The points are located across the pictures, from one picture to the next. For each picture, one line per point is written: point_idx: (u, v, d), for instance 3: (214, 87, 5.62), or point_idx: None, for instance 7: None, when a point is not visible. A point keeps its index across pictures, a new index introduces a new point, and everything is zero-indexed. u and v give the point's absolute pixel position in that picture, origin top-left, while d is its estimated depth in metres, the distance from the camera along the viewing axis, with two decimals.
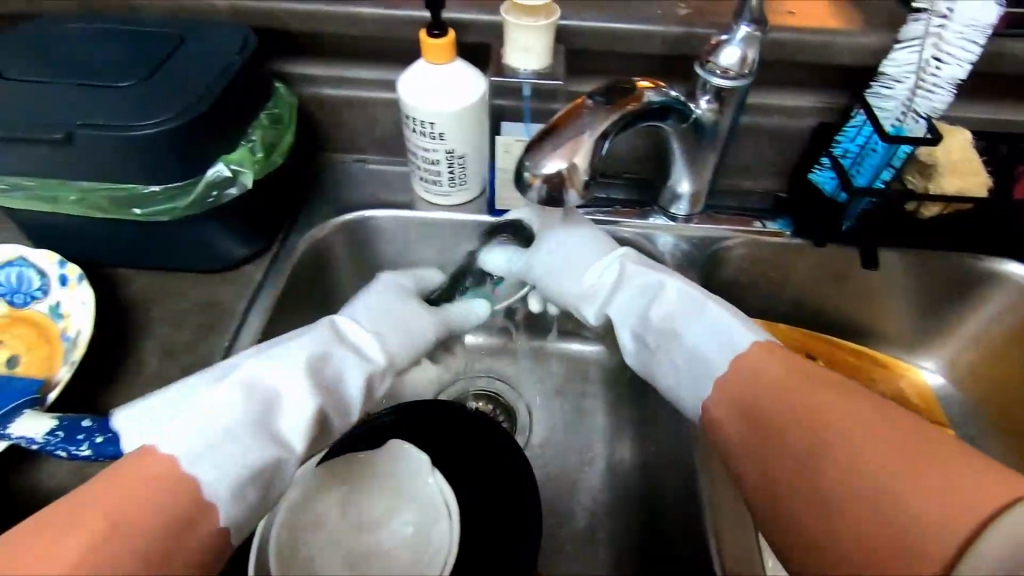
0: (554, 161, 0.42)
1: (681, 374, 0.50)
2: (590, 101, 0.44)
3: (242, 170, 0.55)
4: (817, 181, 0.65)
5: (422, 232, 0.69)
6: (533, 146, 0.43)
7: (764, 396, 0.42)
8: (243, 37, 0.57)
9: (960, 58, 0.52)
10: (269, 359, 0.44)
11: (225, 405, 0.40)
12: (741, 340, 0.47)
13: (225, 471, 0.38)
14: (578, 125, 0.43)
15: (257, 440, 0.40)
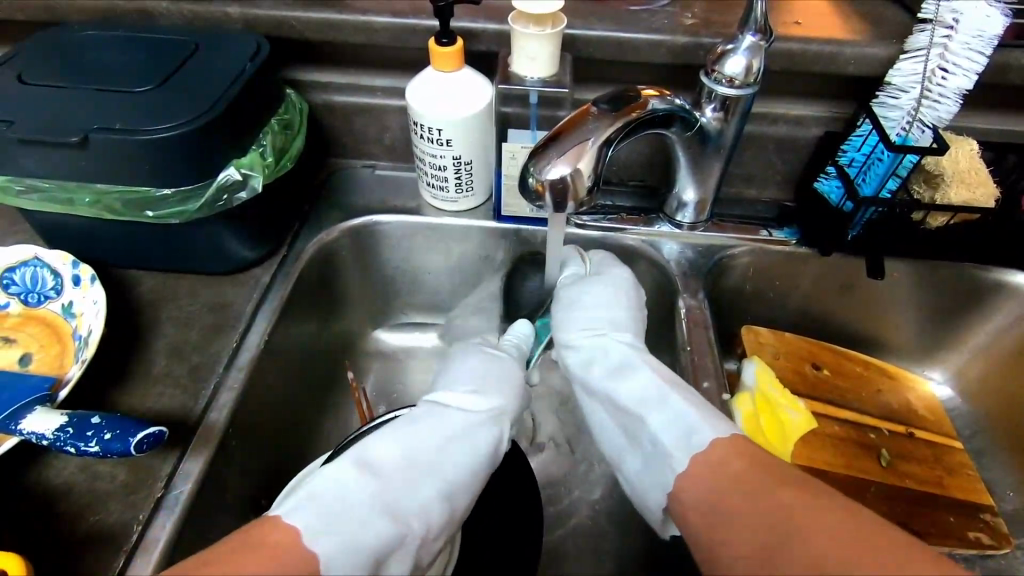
0: (558, 166, 0.43)
1: (648, 460, 0.48)
2: (595, 108, 0.45)
3: (253, 175, 0.56)
4: (823, 190, 0.66)
5: (428, 238, 0.70)
6: (538, 152, 0.43)
7: (725, 494, 0.39)
8: (256, 45, 0.59)
9: (966, 69, 0.53)
10: (385, 435, 0.44)
11: (347, 483, 0.40)
12: (702, 437, 0.44)
13: (346, 548, 0.37)
14: (581, 132, 0.43)
15: (382, 513, 0.40)
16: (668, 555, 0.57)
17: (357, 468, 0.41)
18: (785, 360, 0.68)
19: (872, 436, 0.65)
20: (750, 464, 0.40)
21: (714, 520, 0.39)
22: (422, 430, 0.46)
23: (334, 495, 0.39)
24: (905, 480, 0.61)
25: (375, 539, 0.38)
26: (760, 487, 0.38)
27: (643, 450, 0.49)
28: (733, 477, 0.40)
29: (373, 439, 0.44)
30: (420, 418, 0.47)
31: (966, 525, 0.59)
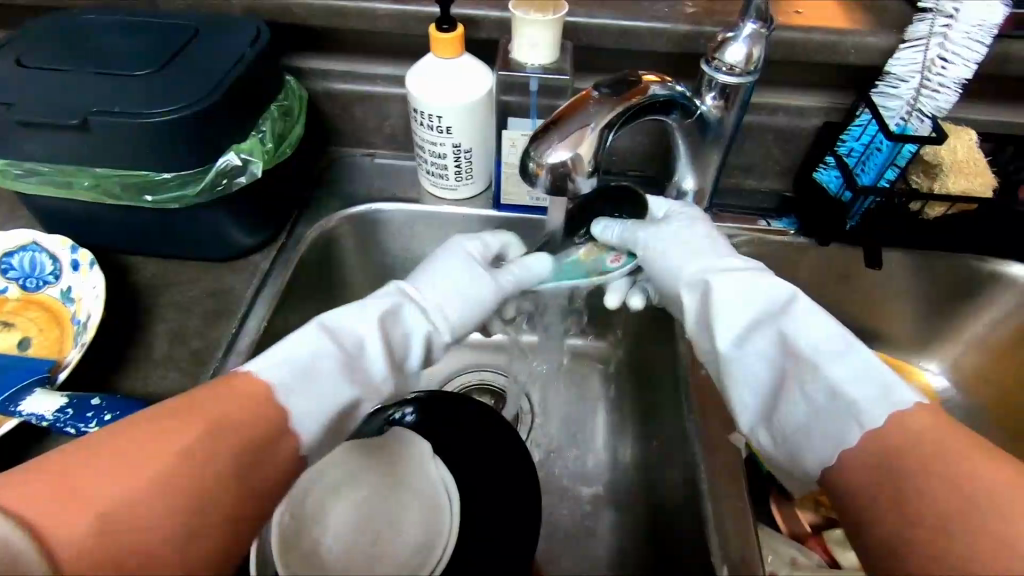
0: (559, 151, 0.43)
1: (817, 409, 0.45)
2: (596, 93, 0.45)
3: (252, 160, 0.56)
4: (821, 180, 0.66)
5: (428, 226, 0.70)
6: (539, 136, 0.43)
7: (899, 443, 0.39)
8: (256, 30, 0.59)
9: (966, 58, 0.53)
10: (343, 312, 0.46)
11: (307, 342, 0.42)
12: (902, 397, 0.41)
13: (310, 399, 0.40)
14: (582, 117, 0.43)
15: (337, 371, 0.42)
16: (666, 540, 0.58)
17: (322, 334, 0.43)
18: None
19: None
20: (943, 428, 0.39)
21: (883, 474, 0.39)
22: (384, 308, 0.47)
23: (293, 357, 0.41)
24: None
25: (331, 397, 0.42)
26: (942, 443, 0.38)
27: (801, 398, 0.46)
28: (915, 435, 0.39)
29: (337, 317, 0.46)
30: (387, 301, 0.48)
31: None
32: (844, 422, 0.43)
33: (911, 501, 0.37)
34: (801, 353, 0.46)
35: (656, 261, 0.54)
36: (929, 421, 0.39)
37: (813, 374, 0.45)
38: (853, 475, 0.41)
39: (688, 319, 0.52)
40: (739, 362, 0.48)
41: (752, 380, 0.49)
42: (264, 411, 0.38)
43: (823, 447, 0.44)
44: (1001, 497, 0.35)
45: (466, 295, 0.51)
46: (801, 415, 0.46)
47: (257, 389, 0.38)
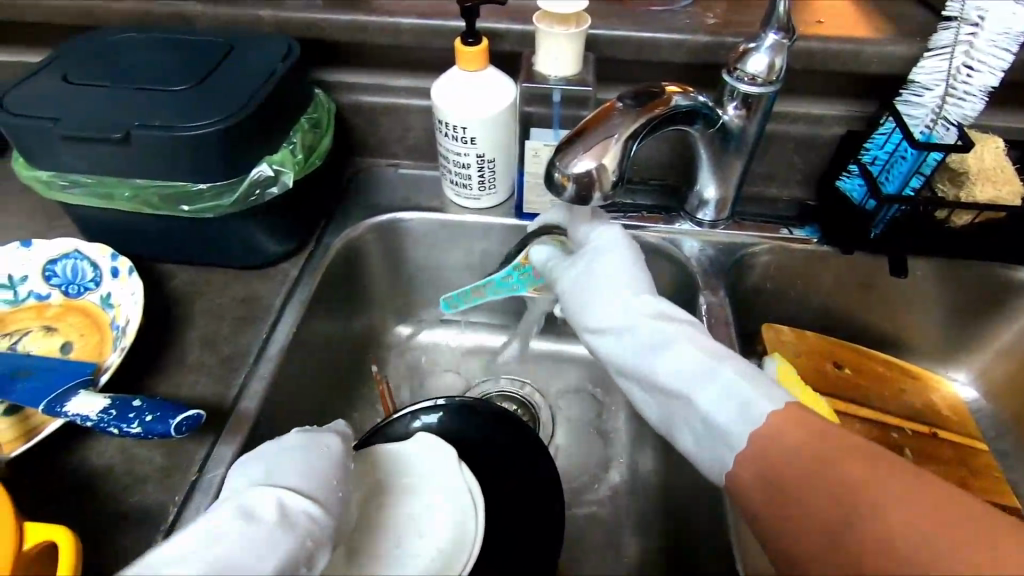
0: (584, 161, 0.42)
1: (701, 442, 0.43)
2: (619, 105, 0.45)
3: (284, 170, 0.58)
4: (844, 188, 0.65)
5: (450, 235, 0.71)
6: (563, 147, 0.43)
7: (776, 463, 0.38)
8: (286, 46, 0.61)
9: (992, 66, 0.53)
10: (235, 530, 0.34)
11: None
12: (759, 409, 0.40)
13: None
14: (606, 128, 0.43)
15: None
16: (685, 549, 0.58)
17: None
18: (807, 358, 0.66)
19: (895, 436, 0.64)
20: (821, 442, 0.37)
21: (774, 498, 0.37)
22: (283, 539, 0.35)
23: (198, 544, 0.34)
24: None
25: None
26: (824, 456, 0.36)
27: (690, 425, 0.44)
28: (798, 451, 0.37)
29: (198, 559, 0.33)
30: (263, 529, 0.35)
31: None
32: (720, 447, 0.42)
33: (792, 518, 0.36)
34: (673, 376, 0.45)
35: (581, 304, 0.52)
36: (795, 432, 0.38)
37: (684, 407, 0.44)
38: (751, 511, 0.39)
39: (630, 396, 0.49)
40: (653, 404, 0.47)
41: (655, 414, 0.47)
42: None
43: (712, 470, 0.43)
44: (876, 501, 0.34)
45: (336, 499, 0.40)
46: (690, 441, 0.44)
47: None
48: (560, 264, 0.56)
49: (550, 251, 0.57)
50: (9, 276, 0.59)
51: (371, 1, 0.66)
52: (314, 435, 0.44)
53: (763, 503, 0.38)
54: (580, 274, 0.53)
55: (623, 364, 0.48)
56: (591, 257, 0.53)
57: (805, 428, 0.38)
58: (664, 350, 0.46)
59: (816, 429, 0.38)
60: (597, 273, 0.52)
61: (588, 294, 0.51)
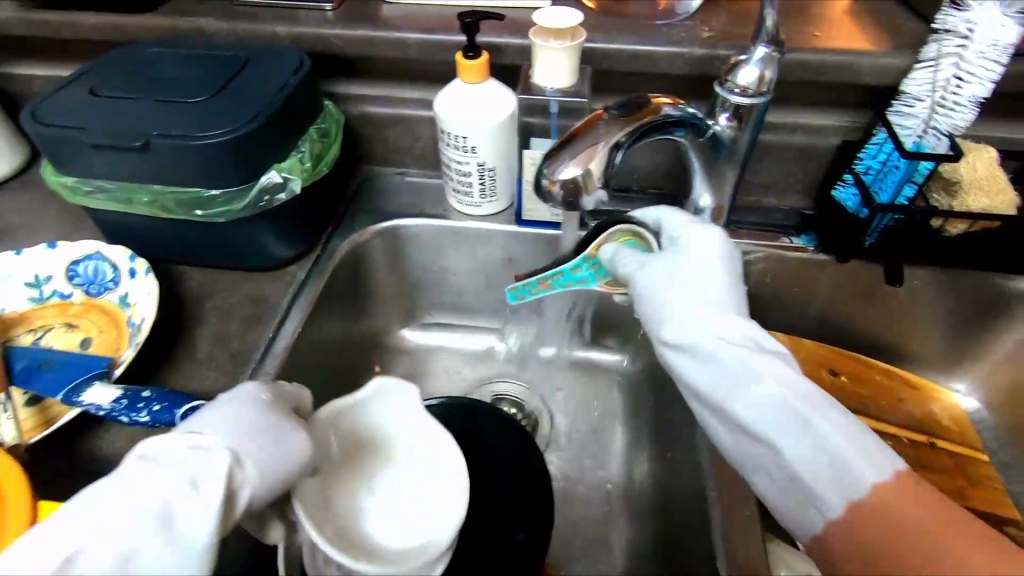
0: (570, 168, 0.44)
1: (783, 486, 0.46)
2: (606, 113, 0.45)
3: (292, 178, 0.61)
4: (838, 197, 0.66)
5: (454, 241, 0.74)
6: (550, 155, 0.44)
7: (857, 525, 0.42)
8: (299, 60, 0.64)
9: (982, 76, 0.54)
10: (93, 503, 0.33)
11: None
12: (861, 478, 0.42)
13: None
14: (592, 135, 0.44)
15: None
16: (675, 549, 0.58)
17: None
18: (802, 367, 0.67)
19: (891, 444, 0.64)
20: (919, 508, 0.41)
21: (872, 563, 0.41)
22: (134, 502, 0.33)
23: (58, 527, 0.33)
24: None
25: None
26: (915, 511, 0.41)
27: (768, 468, 0.47)
28: (898, 515, 0.41)
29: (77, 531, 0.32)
30: (153, 493, 0.33)
31: None
32: (802, 497, 0.45)
33: None
34: (760, 420, 0.46)
35: (656, 313, 0.52)
36: (896, 494, 0.42)
37: (766, 454, 0.46)
38: (832, 556, 0.44)
39: (697, 412, 0.51)
40: (730, 437, 0.49)
41: (725, 441, 0.49)
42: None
43: (794, 514, 0.46)
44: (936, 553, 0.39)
45: (272, 448, 0.39)
46: (767, 476, 0.47)
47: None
48: (638, 263, 0.54)
49: (618, 251, 0.56)
50: (36, 276, 0.62)
51: (380, 17, 0.69)
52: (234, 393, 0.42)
53: (848, 545, 0.42)
54: (652, 275, 0.52)
55: (708, 392, 0.49)
56: (672, 259, 0.53)
57: (905, 491, 0.42)
58: (754, 387, 0.47)
59: (924, 501, 0.41)
60: (664, 286, 0.52)
61: (665, 303, 0.51)
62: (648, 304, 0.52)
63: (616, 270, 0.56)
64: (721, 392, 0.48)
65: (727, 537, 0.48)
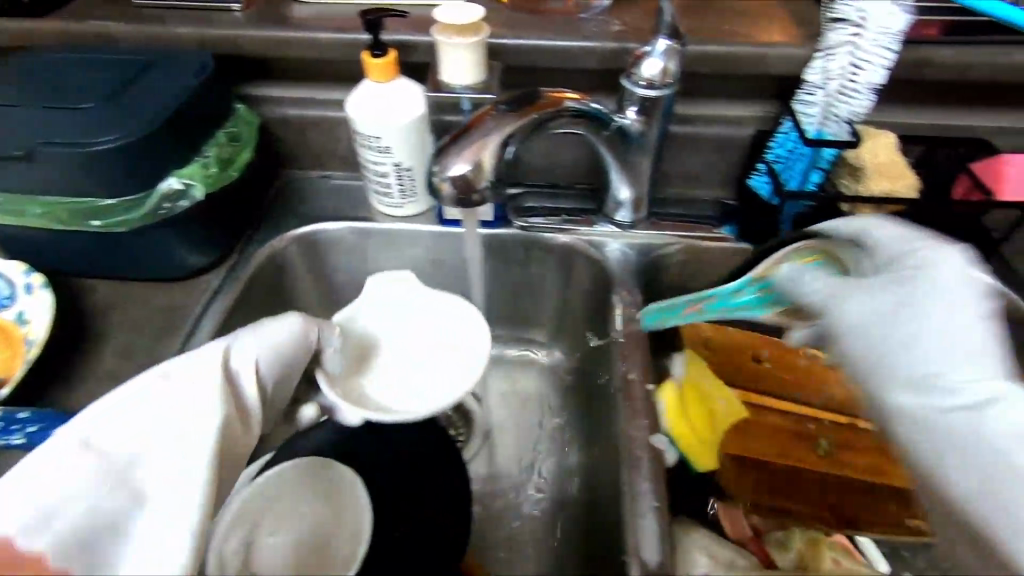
0: (459, 164, 0.43)
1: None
2: (495, 109, 0.45)
3: (193, 184, 0.59)
4: (753, 186, 0.67)
5: (377, 243, 0.72)
6: (438, 153, 0.44)
7: None
8: (202, 63, 0.62)
9: (875, 64, 0.55)
10: (132, 410, 0.40)
11: (63, 475, 0.37)
12: None
13: (70, 543, 0.35)
14: (481, 132, 0.44)
15: (113, 521, 0.37)
16: (597, 546, 0.58)
17: (123, 519, 0.37)
18: (724, 355, 0.65)
19: (812, 426, 0.63)
20: None
21: None
22: (175, 418, 0.41)
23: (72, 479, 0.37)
24: (847, 471, 0.61)
25: (73, 512, 0.36)
26: None
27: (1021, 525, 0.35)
28: None
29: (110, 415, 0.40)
30: (184, 414, 0.41)
31: (906, 512, 0.60)
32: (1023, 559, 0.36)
33: None
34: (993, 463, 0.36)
35: (883, 357, 0.41)
36: None
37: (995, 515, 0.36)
38: None
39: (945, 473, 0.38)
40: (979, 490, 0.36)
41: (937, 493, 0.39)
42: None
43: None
44: None
45: (269, 343, 0.49)
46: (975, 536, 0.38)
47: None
48: (844, 293, 0.46)
49: (806, 277, 0.52)
50: None
51: (291, 17, 0.68)
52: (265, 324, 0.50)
53: None
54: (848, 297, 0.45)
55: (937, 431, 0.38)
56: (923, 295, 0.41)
57: None
58: (986, 426, 0.36)
59: None
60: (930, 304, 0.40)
61: (873, 329, 0.42)
62: (883, 349, 0.41)
63: (798, 294, 0.53)
64: (934, 431, 0.38)
65: (635, 526, 0.47)
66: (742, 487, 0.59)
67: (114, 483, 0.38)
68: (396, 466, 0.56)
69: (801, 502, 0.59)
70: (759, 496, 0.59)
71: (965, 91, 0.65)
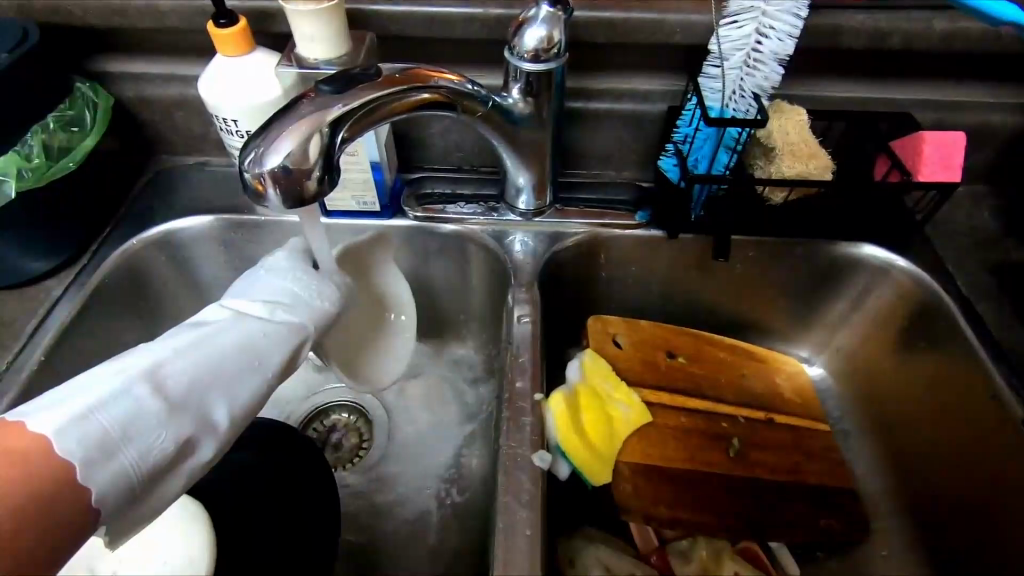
0: (274, 155, 0.37)
1: None
2: (314, 92, 0.39)
3: (5, 179, 0.51)
4: (663, 168, 0.62)
5: (255, 238, 0.65)
6: (247, 144, 0.37)
7: None
8: (21, 31, 0.53)
9: (781, 32, 0.50)
10: (189, 343, 0.41)
11: (128, 400, 0.35)
12: None
13: (129, 474, 0.34)
14: (296, 116, 0.38)
15: (172, 452, 0.36)
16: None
17: (180, 452, 0.37)
18: (632, 350, 0.62)
19: (724, 425, 0.60)
20: None
21: None
22: (229, 364, 0.41)
23: (116, 397, 0.35)
24: (753, 469, 0.58)
25: (137, 446, 0.35)
26: None
27: None
28: None
29: (167, 349, 0.39)
30: (237, 361, 0.42)
31: (818, 514, 0.56)
32: None
33: None
34: None
35: None
36: None
37: None
38: None
39: None
40: None
41: None
42: (53, 467, 0.31)
43: None
44: None
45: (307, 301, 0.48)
46: None
47: (26, 444, 0.31)
48: None
49: None
50: None
51: None
52: (286, 275, 0.49)
53: None
54: None
55: None
56: None
57: None
58: None
59: None
60: None
61: None
62: None
63: None
64: None
65: (504, 555, 0.43)
66: (638, 498, 0.54)
67: (173, 416, 0.37)
68: (257, 490, 0.50)
69: (703, 511, 0.54)
70: (657, 506, 0.54)
71: (882, 61, 0.60)
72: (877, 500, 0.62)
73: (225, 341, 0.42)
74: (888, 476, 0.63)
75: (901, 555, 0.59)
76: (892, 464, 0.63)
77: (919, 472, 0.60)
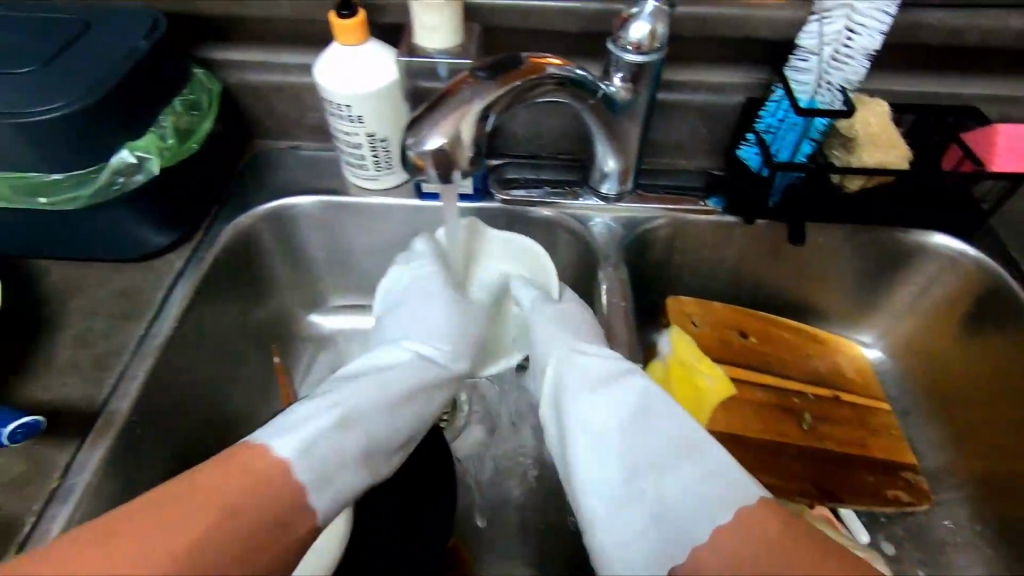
0: (435, 138, 0.42)
1: None
2: (471, 77, 0.43)
3: (149, 157, 0.55)
4: (742, 157, 0.65)
5: (351, 218, 0.68)
6: (412, 124, 0.42)
7: None
8: (152, 22, 0.57)
9: (872, 29, 0.52)
10: (372, 385, 0.49)
11: (332, 429, 0.44)
12: None
13: (340, 497, 0.43)
14: (457, 103, 0.42)
15: (366, 473, 0.45)
16: None
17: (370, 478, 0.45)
18: (709, 329, 0.66)
19: (795, 401, 0.64)
20: None
21: None
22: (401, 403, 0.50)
23: (324, 434, 0.43)
24: (823, 442, 0.61)
25: (345, 476, 0.43)
26: None
27: None
28: None
29: (356, 389, 0.48)
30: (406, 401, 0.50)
31: (885, 484, 0.60)
32: None
33: None
34: None
35: None
36: None
37: None
38: None
39: None
40: None
41: None
42: (281, 488, 0.39)
43: None
44: None
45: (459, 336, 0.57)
46: None
47: (267, 469, 0.40)
48: None
49: None
50: None
51: None
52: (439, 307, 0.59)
53: None
54: None
55: None
56: None
57: None
58: None
59: None
60: None
61: None
62: None
63: None
64: None
65: None
66: None
67: (364, 447, 0.45)
68: None
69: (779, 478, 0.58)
70: None
71: (954, 56, 0.63)
72: (939, 474, 0.65)
73: (397, 380, 0.51)
74: (950, 453, 0.66)
75: (964, 526, 0.62)
76: (954, 441, 0.66)
77: (982, 448, 0.63)
